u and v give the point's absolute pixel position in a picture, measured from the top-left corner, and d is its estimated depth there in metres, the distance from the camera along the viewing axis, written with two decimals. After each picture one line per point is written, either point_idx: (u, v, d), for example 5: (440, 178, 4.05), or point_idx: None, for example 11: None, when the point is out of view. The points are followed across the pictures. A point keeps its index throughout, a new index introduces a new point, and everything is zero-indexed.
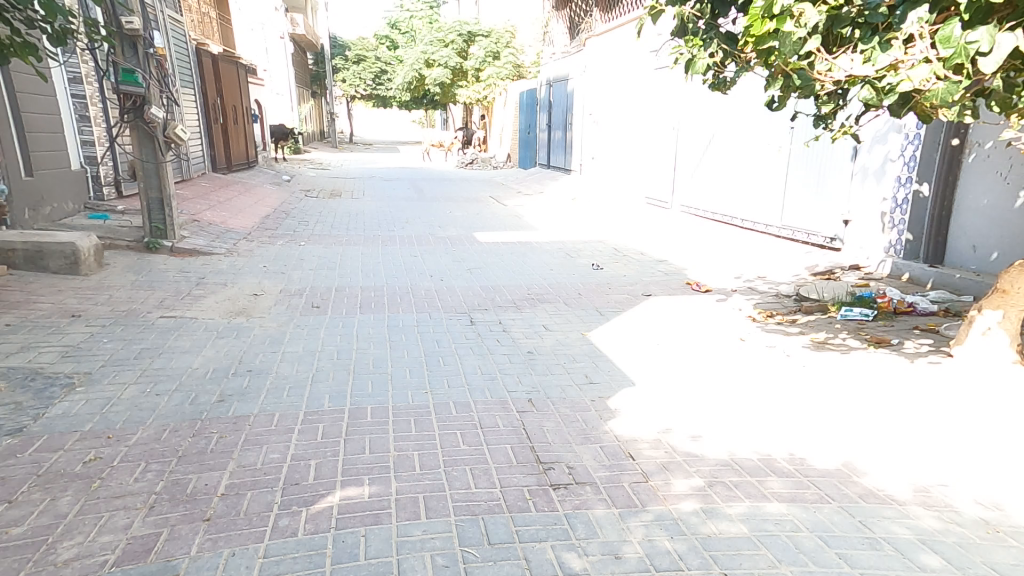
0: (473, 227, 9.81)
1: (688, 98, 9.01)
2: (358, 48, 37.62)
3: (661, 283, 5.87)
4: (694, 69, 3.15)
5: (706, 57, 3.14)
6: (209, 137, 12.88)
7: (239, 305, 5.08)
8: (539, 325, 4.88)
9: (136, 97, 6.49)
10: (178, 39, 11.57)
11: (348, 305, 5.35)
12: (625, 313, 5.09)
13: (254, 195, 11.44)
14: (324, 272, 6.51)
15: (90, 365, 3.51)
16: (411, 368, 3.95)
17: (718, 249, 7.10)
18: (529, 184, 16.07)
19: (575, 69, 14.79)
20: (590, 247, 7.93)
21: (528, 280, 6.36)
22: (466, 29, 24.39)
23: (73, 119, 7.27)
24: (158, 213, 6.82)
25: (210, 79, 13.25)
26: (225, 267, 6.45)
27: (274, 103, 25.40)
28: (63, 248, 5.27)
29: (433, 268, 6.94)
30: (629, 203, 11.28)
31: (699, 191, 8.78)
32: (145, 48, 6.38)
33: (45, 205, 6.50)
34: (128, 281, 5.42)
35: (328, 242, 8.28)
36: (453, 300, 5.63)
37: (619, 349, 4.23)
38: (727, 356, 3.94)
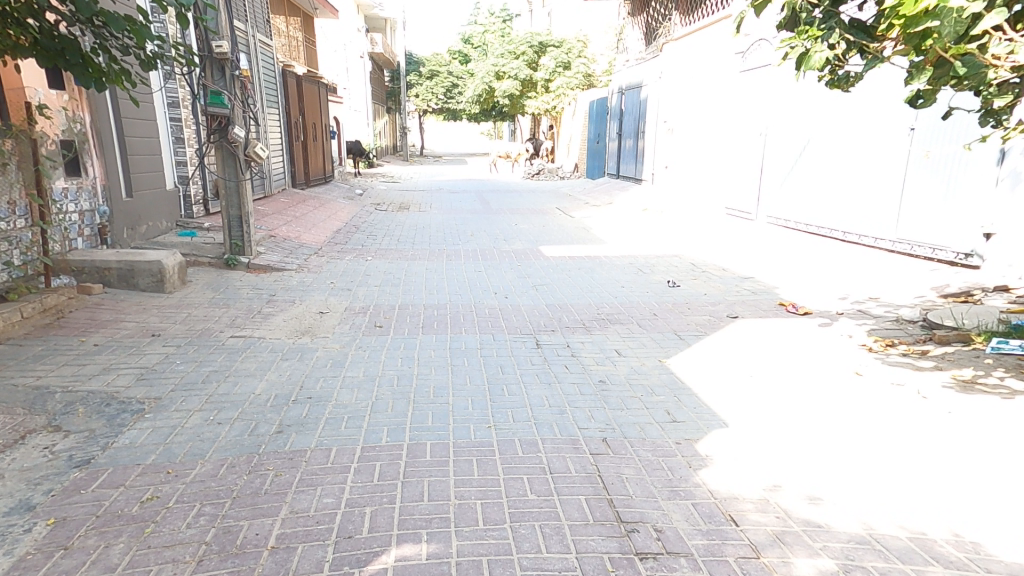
0: (539, 241, 9.54)
1: (780, 101, 8.29)
2: (431, 64, 38.73)
3: (748, 303, 5.28)
4: (809, 64, 2.65)
5: (825, 49, 2.63)
6: (291, 154, 13.51)
7: (304, 325, 5.09)
8: (611, 350, 4.46)
9: (222, 118, 6.76)
10: (266, 62, 12.24)
11: (412, 324, 5.20)
12: (707, 336, 4.56)
13: (328, 209, 11.83)
14: (389, 289, 6.46)
15: (162, 390, 3.53)
16: (474, 397, 3.67)
17: (816, 266, 6.36)
18: (597, 194, 15.64)
19: (649, 75, 14.24)
20: (665, 262, 7.41)
21: (598, 298, 5.96)
22: (537, 40, 24.41)
23: (169, 141, 7.74)
24: (238, 230, 7.07)
25: (294, 99, 13.93)
26: (296, 283, 6.56)
27: (351, 119, 26.56)
28: (151, 266, 5.50)
29: (498, 284, 6.72)
30: (707, 214, 10.57)
31: (790, 201, 8.00)
32: (231, 71, 6.64)
33: (141, 224, 6.90)
34: (206, 299, 5.60)
35: (394, 256, 8.30)
36: (518, 320, 5.35)
37: (704, 380, 3.72)
38: (837, 395, 3.36)
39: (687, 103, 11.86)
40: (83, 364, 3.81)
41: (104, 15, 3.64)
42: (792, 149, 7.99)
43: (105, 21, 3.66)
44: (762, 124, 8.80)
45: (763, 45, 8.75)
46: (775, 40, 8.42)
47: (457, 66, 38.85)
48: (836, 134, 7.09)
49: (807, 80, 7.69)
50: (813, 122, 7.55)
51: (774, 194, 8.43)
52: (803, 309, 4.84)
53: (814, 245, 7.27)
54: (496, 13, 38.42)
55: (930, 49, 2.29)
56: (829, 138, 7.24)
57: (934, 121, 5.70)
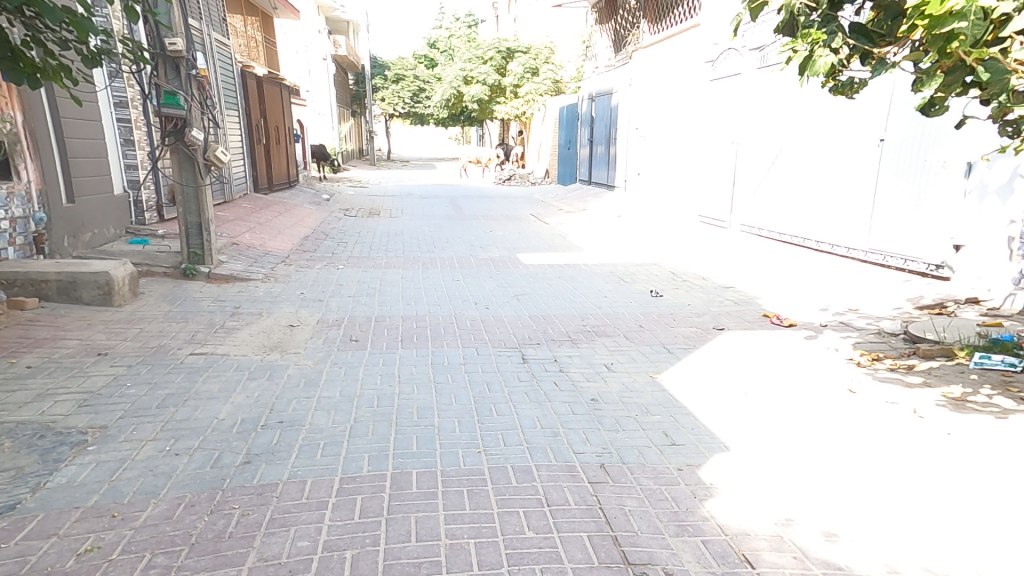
0: (515, 248, 9.36)
1: (752, 110, 8.37)
2: (398, 68, 38.24)
3: (732, 313, 5.22)
4: (814, 68, 2.50)
5: (830, 53, 2.52)
6: (253, 157, 12.96)
7: (273, 340, 4.76)
8: (600, 364, 4.31)
9: (178, 120, 6.33)
10: (224, 61, 11.68)
11: (386, 340, 4.92)
12: (697, 349, 4.46)
13: (294, 216, 11.37)
14: (363, 300, 6.15)
15: (108, 417, 3.16)
16: (461, 419, 3.45)
17: (794, 275, 6.39)
18: (570, 200, 15.59)
19: (619, 82, 14.31)
20: (644, 271, 7.34)
21: (580, 309, 5.80)
22: (505, 46, 24.36)
23: (117, 143, 7.22)
24: (197, 238, 6.63)
25: (255, 100, 13.36)
26: (262, 294, 6.17)
27: (316, 123, 25.86)
28: (96, 278, 5.04)
29: (477, 294, 6.50)
30: (682, 221, 10.61)
31: (764, 209, 8.07)
32: (187, 70, 6.21)
33: (86, 231, 6.39)
34: (161, 312, 5.17)
35: (367, 265, 7.98)
36: (501, 333, 5.14)
37: (700, 399, 3.59)
38: (834, 413, 3.29)
39: (657, 111, 11.93)
40: (14, 390, 3.39)
41: (38, 6, 3.27)
42: (765, 158, 8.07)
43: (38, 11, 3.29)
44: (734, 132, 8.87)
45: (734, 55, 8.84)
46: (745, 50, 8.51)
47: (425, 70, 38.50)
48: (808, 145, 7.18)
49: (778, 90, 7.78)
50: (785, 132, 7.63)
51: (748, 202, 8.50)
52: (789, 320, 4.80)
53: (790, 253, 7.33)
54: (462, 18, 38.31)
55: (948, 53, 2.24)
56: (801, 147, 7.33)
57: (903, 134, 5.79)
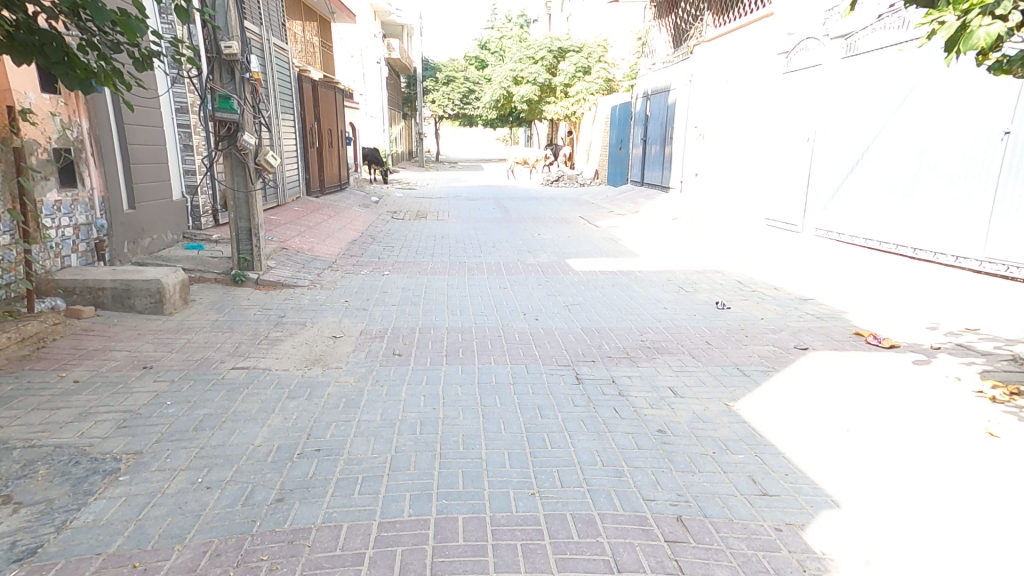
0: (566, 253, 8.97)
1: (835, 104, 7.65)
2: (448, 70, 38.45)
3: (815, 330, 4.63)
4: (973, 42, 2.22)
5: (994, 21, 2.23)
6: (306, 160, 13.11)
7: (315, 353, 4.61)
8: (663, 388, 3.86)
9: (231, 124, 6.31)
10: (281, 66, 11.84)
11: (431, 355, 4.65)
12: (777, 372, 3.92)
13: (343, 219, 11.40)
14: (409, 309, 5.95)
15: (144, 442, 2.99)
16: (511, 451, 3.10)
17: (886, 289, 5.71)
18: (621, 201, 15.04)
19: (678, 78, 13.61)
20: (708, 280, 6.77)
21: (637, 322, 5.35)
22: (557, 45, 23.87)
23: (178, 149, 7.33)
24: (246, 243, 6.60)
25: (309, 104, 13.53)
26: (307, 302, 6.06)
27: (367, 126, 26.28)
28: (149, 286, 5.02)
29: (526, 303, 6.17)
30: (745, 224, 9.91)
31: (846, 212, 7.35)
32: (241, 73, 6.19)
33: (145, 237, 6.47)
34: (208, 321, 5.10)
35: (413, 270, 7.81)
36: (552, 349, 4.77)
37: (790, 437, 3.08)
38: (960, 465, 2.75)
39: (720, 106, 11.22)
40: (57, 408, 3.29)
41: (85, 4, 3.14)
42: (848, 157, 7.34)
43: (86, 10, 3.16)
44: (810, 128, 8.14)
45: (814, 45, 8.11)
46: (828, 39, 7.78)
47: (474, 71, 38.57)
48: (906, 142, 6.45)
49: (868, 83, 7.05)
50: (876, 128, 6.91)
51: (825, 204, 7.79)
52: (889, 341, 4.18)
53: (875, 262, 6.61)
54: (512, 19, 38.16)
55: None
56: (895, 145, 6.60)
57: None
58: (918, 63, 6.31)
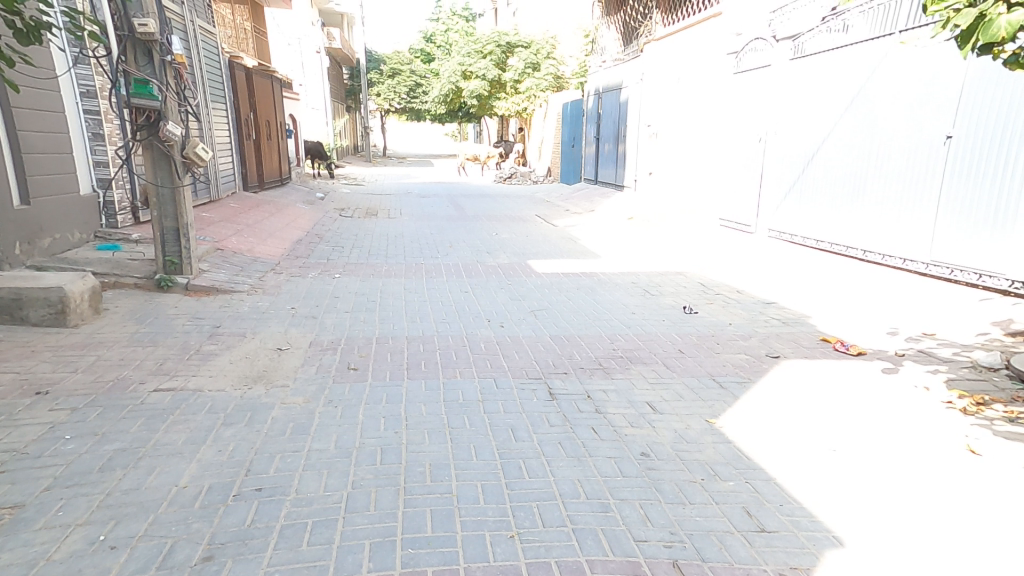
0: (525, 253, 8.71)
1: (784, 105, 7.75)
2: (394, 62, 37.29)
3: (784, 336, 4.57)
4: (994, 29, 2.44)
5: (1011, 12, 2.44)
6: (242, 153, 12.19)
7: (257, 368, 4.14)
8: (642, 404, 3.64)
9: (151, 111, 5.62)
10: (209, 51, 10.91)
11: (393, 370, 4.28)
12: (753, 383, 3.78)
13: (285, 216, 10.66)
14: (363, 315, 5.55)
15: (26, 492, 2.46)
16: (485, 482, 2.79)
17: (843, 292, 5.76)
18: (576, 200, 14.95)
19: (628, 76, 13.64)
20: (670, 283, 6.75)
21: (607, 328, 5.23)
22: (505, 40, 23.80)
23: (85, 138, 6.51)
24: (173, 245, 5.94)
25: (244, 94, 12.61)
26: (247, 309, 5.49)
27: (310, 118, 25.10)
28: (48, 295, 4.34)
29: (489, 309, 5.88)
30: (700, 225, 9.99)
31: (799, 214, 7.45)
32: (161, 55, 5.49)
33: (44, 236, 5.70)
34: (126, 334, 4.47)
35: (365, 273, 7.31)
36: (520, 359, 4.55)
37: (778, 459, 2.91)
38: (948, 485, 2.66)
39: (672, 106, 11.27)
40: None
41: None
42: (799, 159, 7.46)
43: None
44: (762, 129, 8.21)
45: (762, 46, 8.20)
46: (776, 41, 7.88)
47: (421, 64, 37.72)
48: (853, 147, 6.57)
49: (815, 83, 7.16)
50: (824, 129, 7.00)
51: (778, 205, 7.89)
52: (856, 348, 4.15)
53: (828, 264, 6.70)
54: (459, 12, 37.57)
55: None
56: (844, 147, 6.71)
57: (980, 132, 5.13)
58: (862, 64, 6.42)
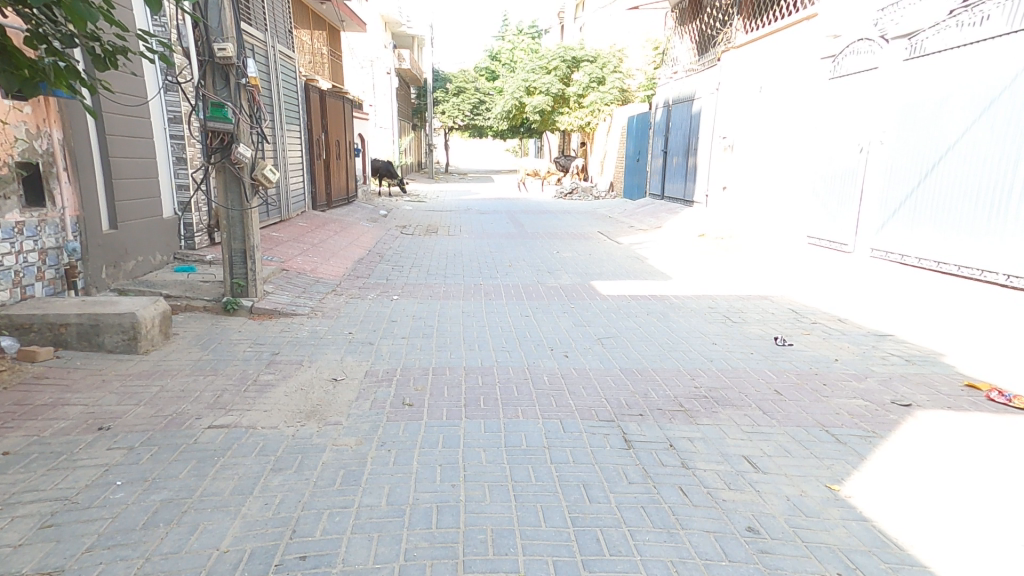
0: (589, 273, 8.28)
1: (892, 112, 7.09)
2: (458, 81, 37.96)
3: (913, 377, 4.00)
4: None
5: None
6: (312, 173, 12.57)
7: (310, 404, 3.97)
8: (738, 459, 3.11)
9: (225, 135, 5.67)
10: (287, 75, 11.33)
11: (450, 408, 3.93)
12: (884, 440, 3.17)
13: (350, 235, 10.83)
14: (421, 342, 5.32)
15: (69, 551, 2.31)
16: (557, 557, 2.37)
17: (982, 332, 5.03)
18: (640, 216, 14.33)
19: (703, 86, 12.98)
20: (755, 309, 6.15)
21: (684, 362, 4.68)
22: (570, 54, 23.62)
23: (169, 162, 6.75)
24: (241, 266, 5.98)
25: (316, 115, 13.02)
26: (305, 334, 5.43)
27: (376, 136, 25.86)
28: (122, 321, 4.37)
29: (551, 335, 5.50)
30: (786, 245, 9.33)
31: (917, 234, 6.61)
32: (237, 79, 5.55)
33: (129, 260, 5.88)
34: (189, 362, 4.46)
35: (425, 293, 7.15)
36: (589, 398, 4.07)
37: (943, 554, 2.30)
38: None
39: (753, 116, 10.63)
40: None
41: (71, 8, 2.50)
42: (913, 172, 6.72)
43: (69, 15, 2.52)
44: (863, 138, 7.61)
45: (867, 48, 7.55)
46: (885, 41, 7.21)
47: (484, 82, 38.19)
48: (990, 155, 5.73)
49: (935, 85, 6.43)
50: (950, 137, 6.22)
51: (883, 224, 7.19)
52: (1022, 402, 3.50)
53: (957, 291, 5.87)
54: (524, 29, 37.96)
55: None
56: (977, 157, 5.88)
57: None
58: (1002, 63, 5.62)
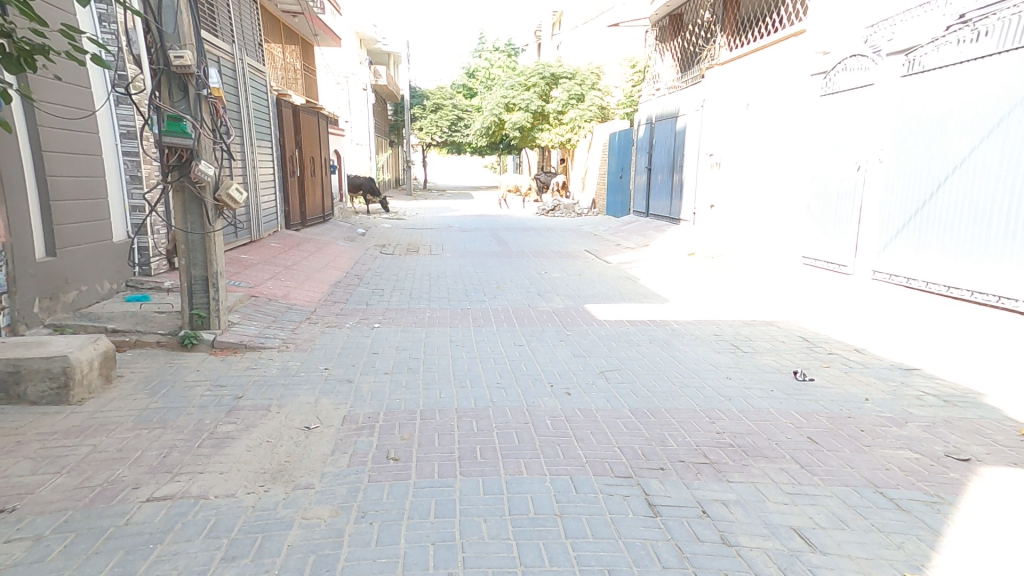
0: (581, 296, 7.85)
1: (890, 128, 6.87)
2: (436, 97, 37.62)
3: (961, 425, 3.65)
4: None
5: None
6: (285, 191, 11.95)
7: (278, 461, 3.39)
8: (786, 531, 2.66)
9: (183, 150, 5.07)
10: (257, 88, 10.77)
11: (442, 463, 3.39)
12: (951, 511, 2.76)
13: (326, 255, 10.23)
14: (405, 378, 4.77)
15: None
16: None
17: (1010, 363, 4.74)
18: (626, 234, 14.02)
19: (687, 103, 12.82)
20: (764, 337, 5.78)
21: (700, 401, 4.22)
22: (549, 71, 23.53)
23: (122, 181, 6.15)
24: (201, 295, 5.37)
25: (289, 131, 12.44)
26: (274, 372, 4.83)
27: (353, 153, 25.29)
28: (49, 366, 3.83)
29: (549, 368, 5.00)
30: (780, 265, 9.08)
31: (924, 257, 6.36)
32: (197, 90, 4.99)
33: (68, 289, 5.26)
34: (133, 413, 3.86)
35: (409, 320, 6.61)
36: (600, 447, 3.57)
37: None
38: None
39: (741, 134, 10.45)
40: None
41: None
42: (918, 191, 6.47)
43: None
44: (859, 155, 7.39)
45: (859, 64, 7.39)
46: (880, 56, 7.03)
47: (462, 98, 38.05)
48: (1003, 175, 5.47)
49: (934, 101, 6.24)
50: (955, 154, 6.00)
51: (885, 245, 6.94)
52: None
53: (973, 317, 5.62)
54: (502, 46, 37.98)
55: None
56: (987, 177, 5.63)
57: None
58: (1010, 79, 5.41)
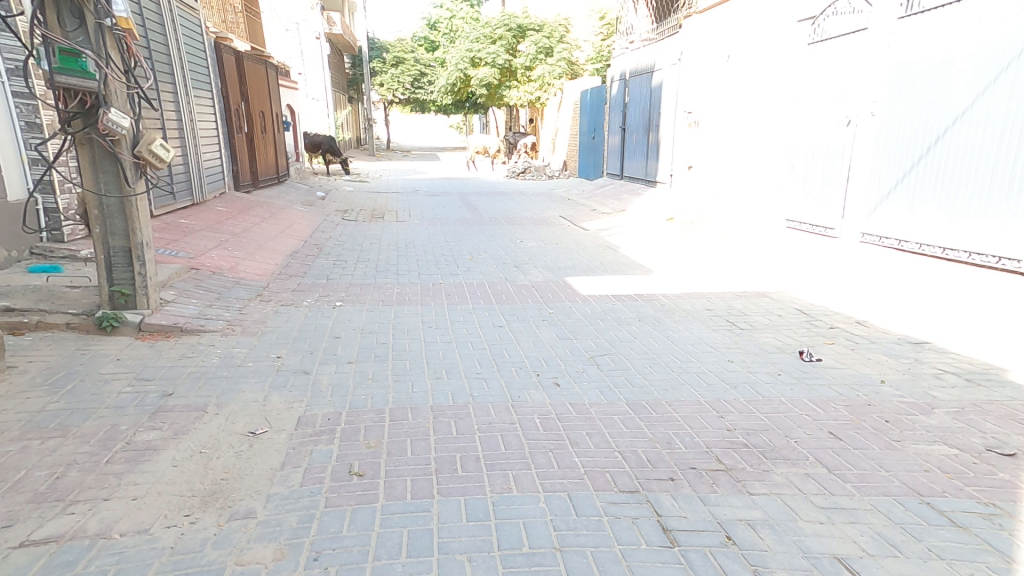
0: (559, 266, 7.31)
1: (885, 76, 6.40)
2: (397, 51, 35.47)
3: (991, 408, 3.32)
4: None
5: None
6: (232, 149, 10.81)
7: (211, 480, 2.76)
8: (830, 562, 2.23)
9: (86, 94, 4.13)
10: (189, 29, 9.48)
11: (416, 479, 2.83)
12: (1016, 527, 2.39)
13: (280, 221, 9.31)
14: (371, 368, 4.15)
15: None
16: None
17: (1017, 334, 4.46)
18: (601, 198, 13.45)
19: (663, 57, 12.12)
20: (758, 310, 5.38)
21: (703, 391, 3.77)
22: (516, 22, 22.28)
23: (14, 130, 5.15)
24: (124, 271, 4.55)
25: (233, 80, 11.18)
26: (215, 361, 4.12)
27: (309, 109, 23.62)
28: None
29: (533, 354, 4.47)
30: (762, 228, 8.72)
31: (917, 218, 6.02)
32: (100, 16, 4.02)
33: None
34: (24, 419, 3.15)
35: (374, 296, 5.93)
36: (600, 454, 3.08)
37: None
38: None
39: (720, 90, 9.89)
40: None
41: None
42: (914, 146, 6.07)
43: None
44: (850, 108, 6.94)
45: (850, 8, 6.89)
46: None
47: (424, 53, 36.08)
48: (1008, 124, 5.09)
49: (935, 45, 5.78)
50: (957, 104, 5.57)
51: (875, 206, 6.59)
52: None
53: (972, 283, 5.34)
54: None
55: None
56: (992, 127, 5.24)
57: None
58: None
